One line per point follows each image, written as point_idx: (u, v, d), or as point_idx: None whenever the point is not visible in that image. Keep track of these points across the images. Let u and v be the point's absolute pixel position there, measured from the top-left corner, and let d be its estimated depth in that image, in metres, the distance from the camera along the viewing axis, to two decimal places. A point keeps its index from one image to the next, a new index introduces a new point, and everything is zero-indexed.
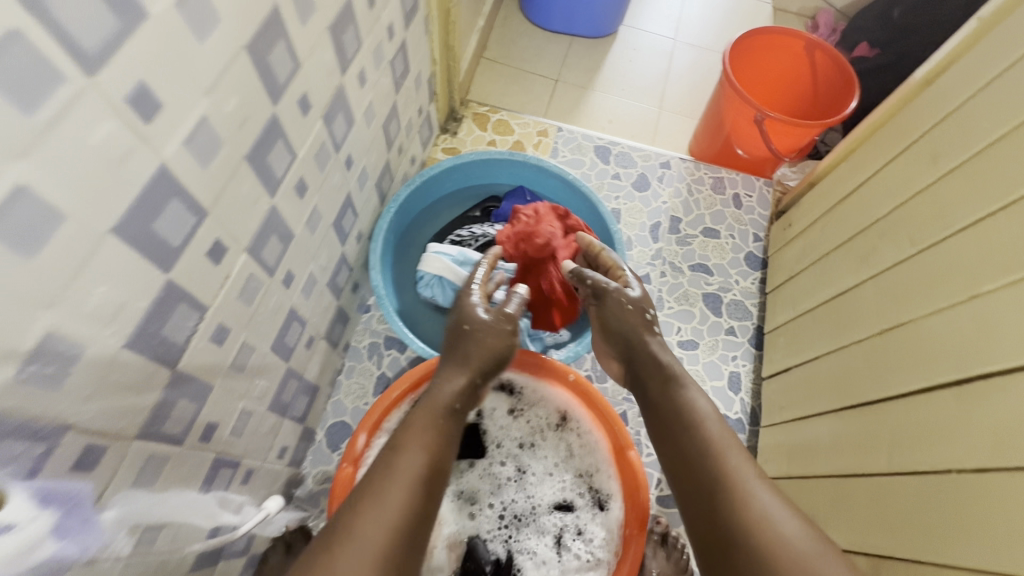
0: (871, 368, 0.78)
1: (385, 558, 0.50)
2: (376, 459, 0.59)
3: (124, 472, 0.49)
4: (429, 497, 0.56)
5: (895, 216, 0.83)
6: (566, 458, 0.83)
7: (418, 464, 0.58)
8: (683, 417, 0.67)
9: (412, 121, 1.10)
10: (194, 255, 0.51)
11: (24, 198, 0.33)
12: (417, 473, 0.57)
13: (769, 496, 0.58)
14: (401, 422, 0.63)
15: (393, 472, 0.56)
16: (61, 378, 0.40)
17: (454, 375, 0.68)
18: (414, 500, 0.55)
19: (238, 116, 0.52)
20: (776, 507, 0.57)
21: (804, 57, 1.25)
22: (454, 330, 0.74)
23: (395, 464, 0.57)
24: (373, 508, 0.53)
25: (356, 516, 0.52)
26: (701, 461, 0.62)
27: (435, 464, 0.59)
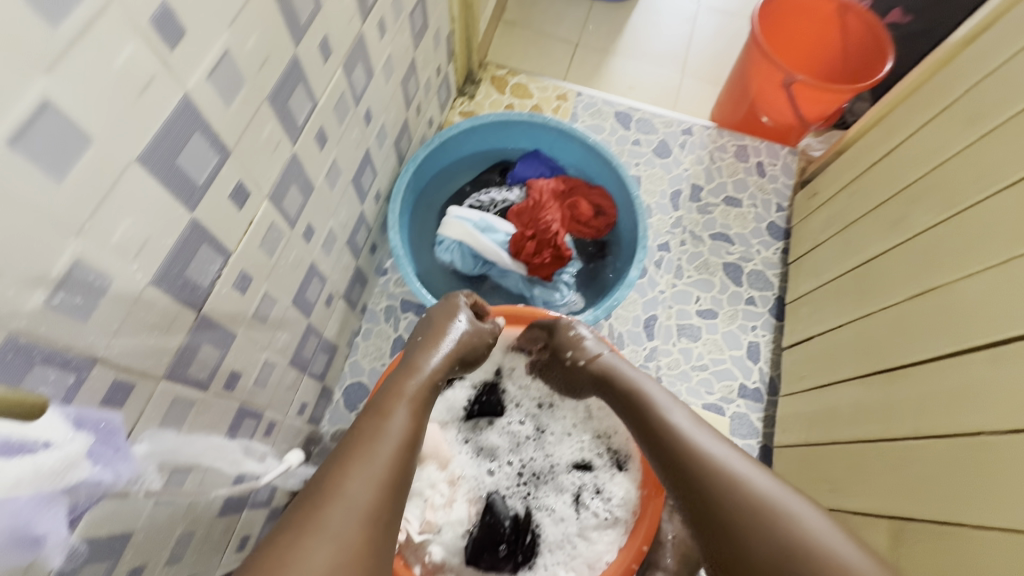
0: (898, 336, 0.76)
1: (374, 515, 0.48)
2: (355, 423, 0.56)
3: (151, 412, 0.49)
4: (414, 450, 0.55)
5: (928, 180, 0.79)
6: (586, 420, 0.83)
7: (403, 426, 0.56)
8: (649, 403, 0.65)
9: (430, 81, 1.07)
10: (216, 196, 0.50)
11: (49, 115, 0.32)
12: (404, 439, 0.54)
13: (749, 468, 0.56)
14: (379, 391, 0.60)
15: (379, 437, 0.54)
16: (90, 309, 0.39)
17: (429, 349, 0.66)
18: (402, 457, 0.53)
19: (258, 55, 0.50)
20: (762, 478, 0.55)
21: (836, 20, 1.20)
22: (428, 319, 0.72)
23: (382, 426, 0.55)
24: (359, 463, 0.51)
25: (341, 470, 0.50)
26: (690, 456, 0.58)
27: (417, 427, 0.57)
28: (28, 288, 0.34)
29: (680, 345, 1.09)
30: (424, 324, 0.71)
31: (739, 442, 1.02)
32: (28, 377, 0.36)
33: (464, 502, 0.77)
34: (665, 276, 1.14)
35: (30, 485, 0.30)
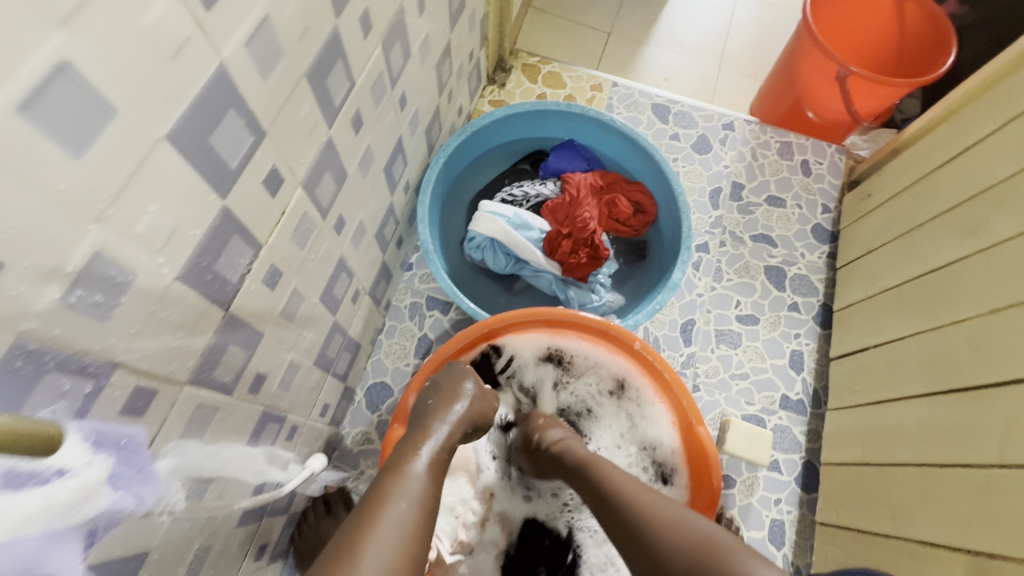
0: (972, 350, 0.70)
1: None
2: (373, 482, 0.51)
3: (173, 421, 0.44)
4: (436, 512, 0.50)
5: (1013, 181, 0.72)
6: (626, 433, 0.78)
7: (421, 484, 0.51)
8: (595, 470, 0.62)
9: (463, 66, 1.01)
10: (249, 182, 0.45)
11: (68, 78, 0.27)
12: (421, 497, 0.50)
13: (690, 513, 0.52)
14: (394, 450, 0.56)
15: (394, 492, 0.49)
16: (110, 308, 0.34)
17: (444, 408, 0.63)
18: (421, 523, 0.48)
19: (299, 24, 0.44)
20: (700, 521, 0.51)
21: (893, 10, 1.12)
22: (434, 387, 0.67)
23: (396, 482, 0.50)
24: (376, 526, 0.45)
25: (360, 535, 0.45)
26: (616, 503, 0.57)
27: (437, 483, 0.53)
28: (40, 284, 0.29)
29: (718, 352, 1.03)
30: (429, 390, 0.67)
31: (781, 456, 0.96)
32: (39, 386, 0.31)
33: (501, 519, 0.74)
34: (704, 279, 1.08)
35: (40, 523, 0.26)
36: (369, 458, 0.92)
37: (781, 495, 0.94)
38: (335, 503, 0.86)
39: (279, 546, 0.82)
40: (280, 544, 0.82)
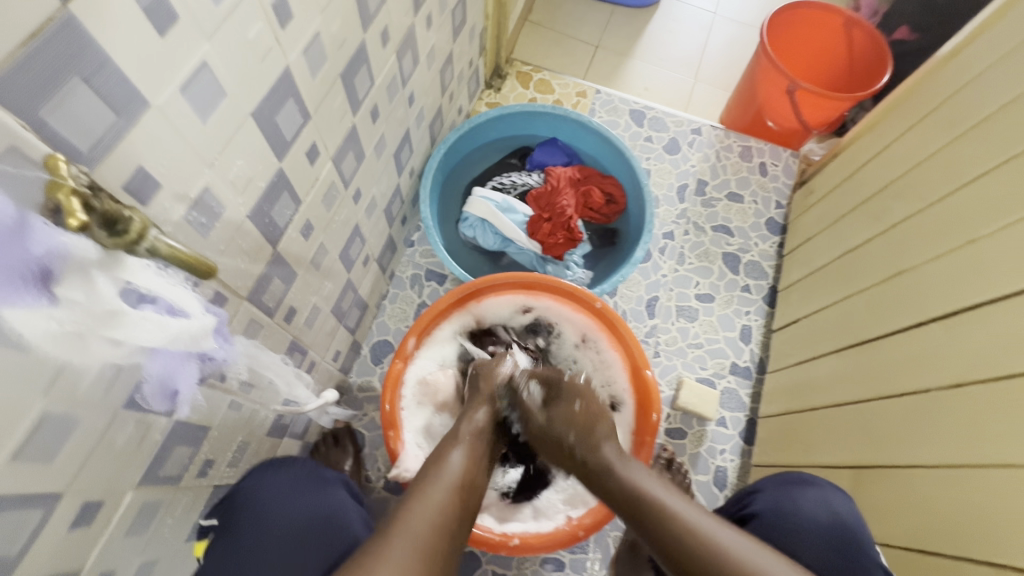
0: (872, 313, 0.86)
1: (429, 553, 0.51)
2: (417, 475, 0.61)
3: (237, 322, 0.60)
4: (465, 506, 0.59)
5: (908, 177, 0.89)
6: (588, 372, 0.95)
7: (462, 468, 0.62)
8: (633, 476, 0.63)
9: (463, 72, 1.18)
10: (297, 151, 0.61)
11: (205, 71, 0.43)
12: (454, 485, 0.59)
13: (733, 536, 0.55)
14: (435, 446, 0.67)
15: (432, 483, 0.59)
16: (209, 228, 0.50)
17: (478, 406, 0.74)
18: (451, 511, 0.56)
19: (339, 37, 0.60)
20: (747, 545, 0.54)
21: (842, 34, 1.29)
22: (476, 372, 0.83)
23: (437, 472, 0.61)
24: (416, 506, 0.55)
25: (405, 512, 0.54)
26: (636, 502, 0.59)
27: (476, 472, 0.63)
28: (175, 203, 0.45)
29: (678, 325, 1.18)
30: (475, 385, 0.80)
31: (727, 414, 1.12)
32: None
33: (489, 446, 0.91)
34: (668, 262, 1.24)
35: (181, 344, 0.42)
36: (372, 403, 1.08)
37: (725, 446, 1.09)
38: (342, 437, 1.01)
39: None
40: None
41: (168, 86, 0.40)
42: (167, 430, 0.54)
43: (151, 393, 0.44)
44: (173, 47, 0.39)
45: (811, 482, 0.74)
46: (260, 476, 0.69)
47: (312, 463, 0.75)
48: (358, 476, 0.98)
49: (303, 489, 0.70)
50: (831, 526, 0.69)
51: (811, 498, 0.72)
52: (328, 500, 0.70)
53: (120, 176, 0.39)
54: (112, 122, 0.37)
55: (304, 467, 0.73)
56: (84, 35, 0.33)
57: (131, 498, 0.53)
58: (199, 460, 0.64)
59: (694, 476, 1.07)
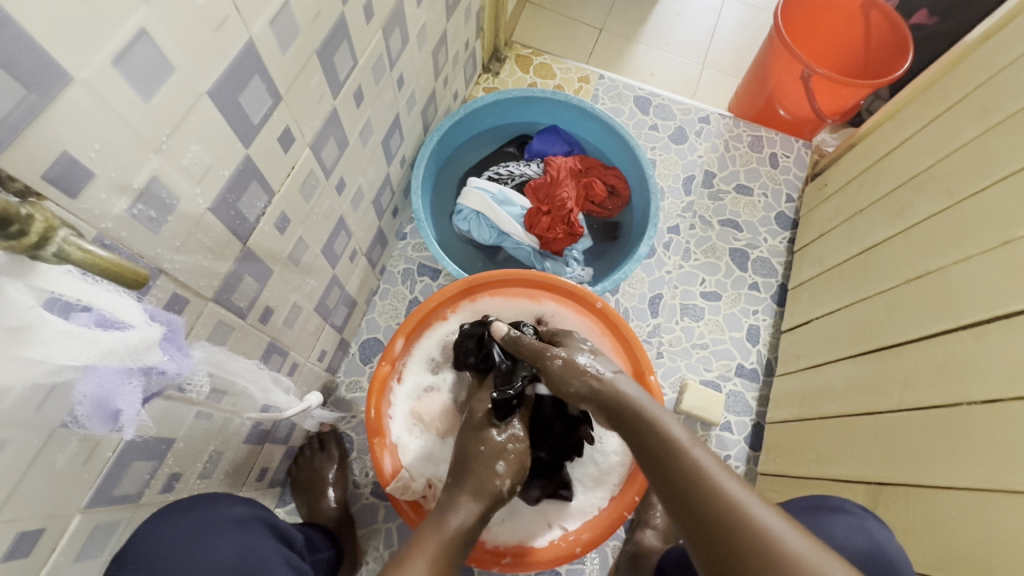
0: (896, 318, 0.81)
1: None
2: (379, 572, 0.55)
3: (200, 327, 0.54)
4: None
5: (931, 171, 0.84)
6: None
7: None
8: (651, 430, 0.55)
9: (458, 54, 1.11)
10: (267, 137, 0.55)
11: (144, 40, 0.37)
12: None
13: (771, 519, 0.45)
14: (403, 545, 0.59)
15: None
16: (160, 223, 0.45)
17: (463, 504, 0.62)
18: None
19: (313, 8, 0.54)
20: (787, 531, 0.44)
21: (860, 17, 1.22)
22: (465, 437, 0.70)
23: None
24: None
25: None
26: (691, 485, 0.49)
27: None
28: (116, 195, 0.40)
29: (682, 324, 1.13)
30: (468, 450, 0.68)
31: (733, 418, 1.07)
32: None
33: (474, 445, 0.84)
34: (673, 258, 1.18)
35: (117, 358, 0.36)
36: (361, 403, 1.03)
37: (730, 452, 1.04)
38: (328, 440, 0.96)
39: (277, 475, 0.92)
40: (279, 473, 0.92)
41: (96, 56, 0.34)
42: (121, 447, 0.49)
43: (88, 415, 0.39)
44: (99, 10, 0.33)
45: (846, 510, 0.66)
46: (152, 521, 0.55)
47: (209, 499, 0.61)
48: (344, 482, 0.94)
49: (213, 534, 0.57)
50: (870, 554, 0.59)
51: (844, 524, 0.64)
52: (246, 541, 0.59)
53: (39, 163, 0.33)
54: (22, 99, 0.31)
55: (208, 505, 0.60)
56: None
57: (80, 521, 0.48)
58: (164, 474, 0.58)
59: None
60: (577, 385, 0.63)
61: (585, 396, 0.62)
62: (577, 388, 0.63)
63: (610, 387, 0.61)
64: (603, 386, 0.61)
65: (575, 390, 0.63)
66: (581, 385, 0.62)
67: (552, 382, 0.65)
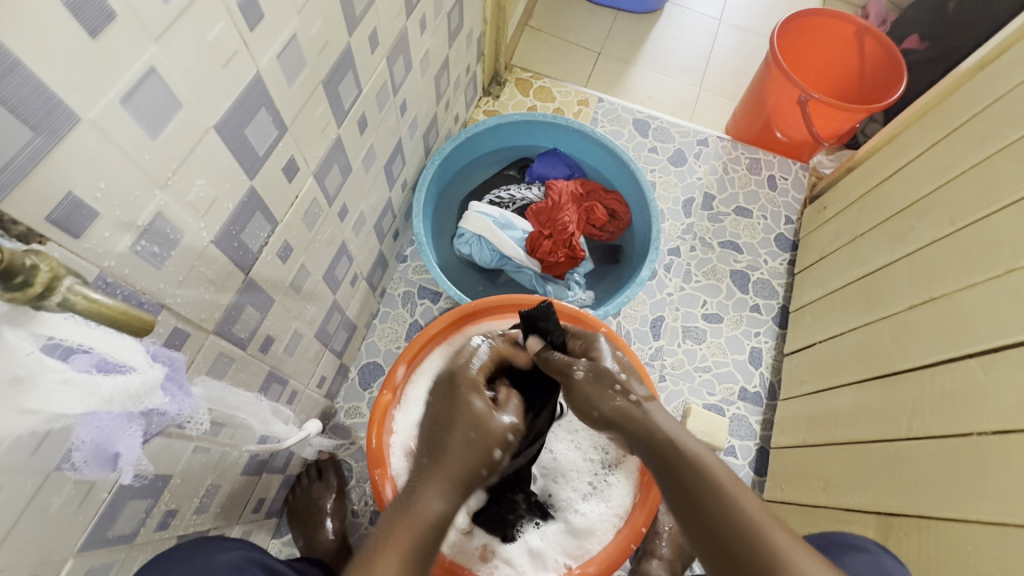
0: (900, 343, 0.82)
1: None
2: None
3: (201, 361, 0.53)
4: None
5: (932, 197, 0.85)
6: (579, 445, 0.87)
7: None
8: (689, 461, 0.53)
9: (459, 78, 1.12)
10: (272, 167, 0.54)
11: (153, 79, 0.36)
12: None
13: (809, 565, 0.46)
14: (372, 536, 0.50)
15: None
16: (164, 258, 0.44)
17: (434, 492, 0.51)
18: None
19: (320, 41, 0.54)
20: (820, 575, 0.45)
21: (854, 43, 1.24)
22: (444, 409, 0.57)
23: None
24: None
25: None
26: (743, 545, 0.47)
27: None
28: (119, 232, 0.39)
29: (684, 347, 1.12)
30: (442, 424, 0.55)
31: (737, 442, 1.05)
32: None
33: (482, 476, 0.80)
34: (674, 280, 1.18)
35: (119, 404, 0.35)
36: (360, 429, 1.01)
37: None
38: (326, 469, 0.93)
39: (274, 505, 0.90)
40: (275, 503, 0.90)
41: (105, 95, 0.33)
42: (116, 487, 0.47)
43: (85, 460, 0.38)
44: (109, 51, 0.33)
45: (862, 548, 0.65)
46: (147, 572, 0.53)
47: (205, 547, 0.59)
48: (342, 512, 0.92)
49: None
50: None
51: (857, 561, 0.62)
52: None
53: (43, 206, 0.33)
54: (29, 140, 0.31)
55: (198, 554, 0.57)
56: None
57: (72, 566, 0.46)
58: (158, 513, 0.56)
59: None
60: (601, 407, 0.57)
61: (611, 421, 0.57)
62: (603, 411, 0.57)
63: (641, 419, 0.56)
64: (631, 410, 0.56)
65: (602, 414, 0.58)
66: (609, 405, 0.57)
67: (577, 399, 0.60)
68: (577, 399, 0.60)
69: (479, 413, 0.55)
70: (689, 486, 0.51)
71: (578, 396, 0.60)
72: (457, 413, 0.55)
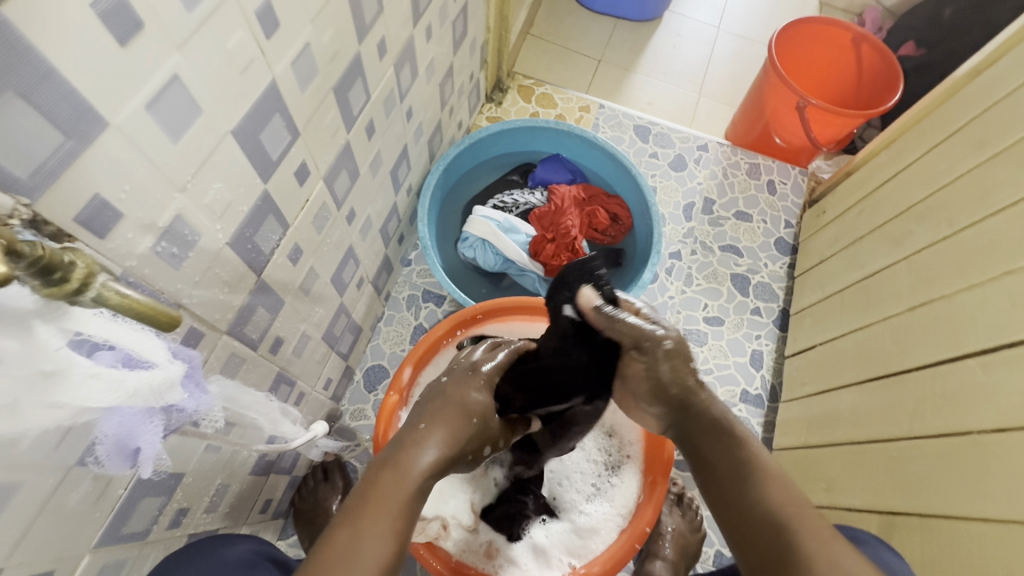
0: (899, 344, 0.83)
1: None
2: (326, 535, 0.45)
3: (214, 360, 0.54)
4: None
5: (930, 201, 0.87)
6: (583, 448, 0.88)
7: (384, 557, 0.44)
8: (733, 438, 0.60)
9: (463, 85, 1.13)
10: (285, 171, 0.56)
11: (176, 85, 0.38)
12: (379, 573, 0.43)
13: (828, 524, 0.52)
14: (357, 492, 0.48)
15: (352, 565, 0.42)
16: (182, 259, 0.45)
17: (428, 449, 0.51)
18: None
19: (332, 49, 0.55)
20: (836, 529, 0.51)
21: (851, 50, 1.26)
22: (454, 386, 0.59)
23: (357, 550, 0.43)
24: None
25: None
26: (771, 509, 0.54)
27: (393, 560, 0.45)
28: (140, 233, 0.40)
29: None
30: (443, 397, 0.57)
31: None
32: None
33: (490, 473, 0.84)
34: (675, 283, 1.19)
35: (142, 399, 0.36)
36: (365, 432, 1.01)
37: None
38: (332, 470, 0.94)
39: (280, 507, 0.90)
40: (281, 505, 0.90)
41: (131, 101, 0.35)
42: (133, 483, 0.48)
43: (107, 454, 0.39)
44: (137, 59, 0.34)
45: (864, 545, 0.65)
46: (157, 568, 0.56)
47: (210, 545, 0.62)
48: None
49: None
50: None
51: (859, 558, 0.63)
52: None
53: (70, 207, 0.34)
54: (60, 144, 0.32)
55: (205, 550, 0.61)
56: (24, 44, 0.28)
57: (88, 561, 0.47)
58: (171, 511, 0.57)
59: (705, 512, 1.00)
60: (675, 384, 0.62)
61: (682, 401, 0.62)
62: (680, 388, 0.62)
63: (705, 401, 0.62)
64: (698, 390, 0.62)
65: (674, 392, 0.62)
66: (684, 385, 0.62)
67: (656, 368, 0.62)
68: (653, 368, 0.62)
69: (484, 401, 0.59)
70: (731, 458, 0.59)
71: (659, 365, 0.62)
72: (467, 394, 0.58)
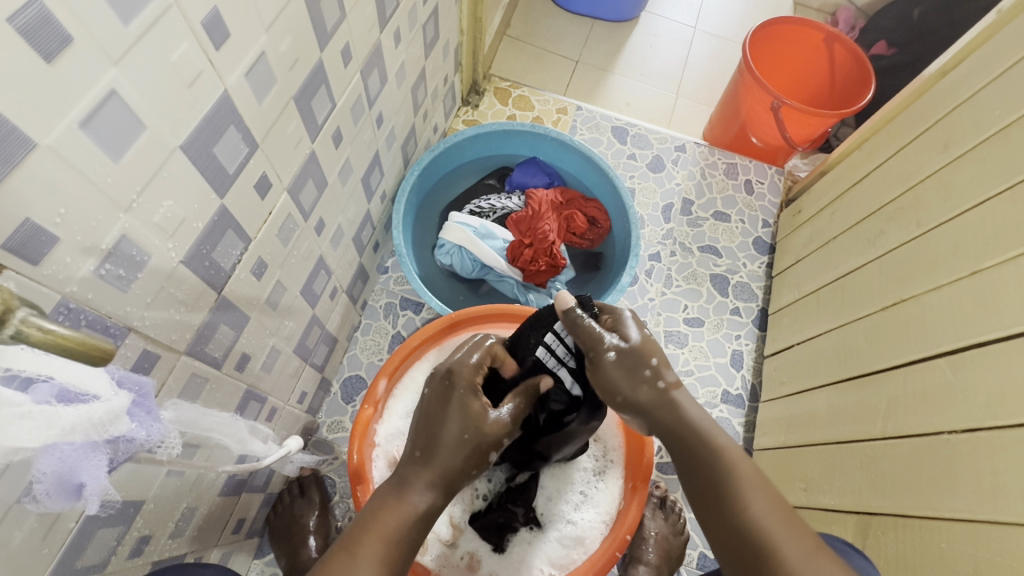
0: (874, 343, 0.83)
1: None
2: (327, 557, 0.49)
3: (172, 384, 0.53)
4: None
5: (900, 200, 0.87)
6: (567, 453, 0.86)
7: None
8: (711, 449, 0.57)
9: (437, 89, 1.12)
10: (243, 184, 0.53)
11: (114, 100, 0.36)
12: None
13: (803, 544, 0.52)
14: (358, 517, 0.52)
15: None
16: (130, 281, 0.43)
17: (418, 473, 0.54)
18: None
19: (290, 57, 0.53)
20: (808, 551, 0.51)
21: (823, 49, 1.27)
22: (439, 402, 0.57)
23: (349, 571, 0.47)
24: None
25: None
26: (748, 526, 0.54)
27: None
28: (81, 256, 0.38)
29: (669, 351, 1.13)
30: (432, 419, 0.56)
31: None
32: None
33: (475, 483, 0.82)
34: (655, 285, 1.19)
35: (81, 433, 0.34)
36: (343, 444, 0.99)
37: None
38: (309, 486, 0.92)
39: (255, 524, 0.88)
40: (257, 522, 0.88)
41: (64, 118, 0.33)
42: (84, 517, 0.46)
43: (46, 492, 0.36)
44: (67, 76, 0.32)
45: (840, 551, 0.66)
46: None
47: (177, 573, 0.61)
48: (326, 528, 0.90)
49: None
50: None
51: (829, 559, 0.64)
52: None
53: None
54: None
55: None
56: None
57: None
58: (132, 538, 0.55)
59: (687, 514, 0.99)
60: (638, 391, 0.59)
61: (644, 408, 0.59)
62: (635, 398, 0.59)
63: (670, 404, 0.59)
64: (667, 394, 0.59)
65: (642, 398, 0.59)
66: (637, 391, 0.59)
67: (600, 376, 0.60)
68: (602, 378, 0.60)
69: (474, 412, 0.57)
70: (712, 473, 0.57)
71: (602, 373, 0.60)
72: (459, 409, 0.56)
